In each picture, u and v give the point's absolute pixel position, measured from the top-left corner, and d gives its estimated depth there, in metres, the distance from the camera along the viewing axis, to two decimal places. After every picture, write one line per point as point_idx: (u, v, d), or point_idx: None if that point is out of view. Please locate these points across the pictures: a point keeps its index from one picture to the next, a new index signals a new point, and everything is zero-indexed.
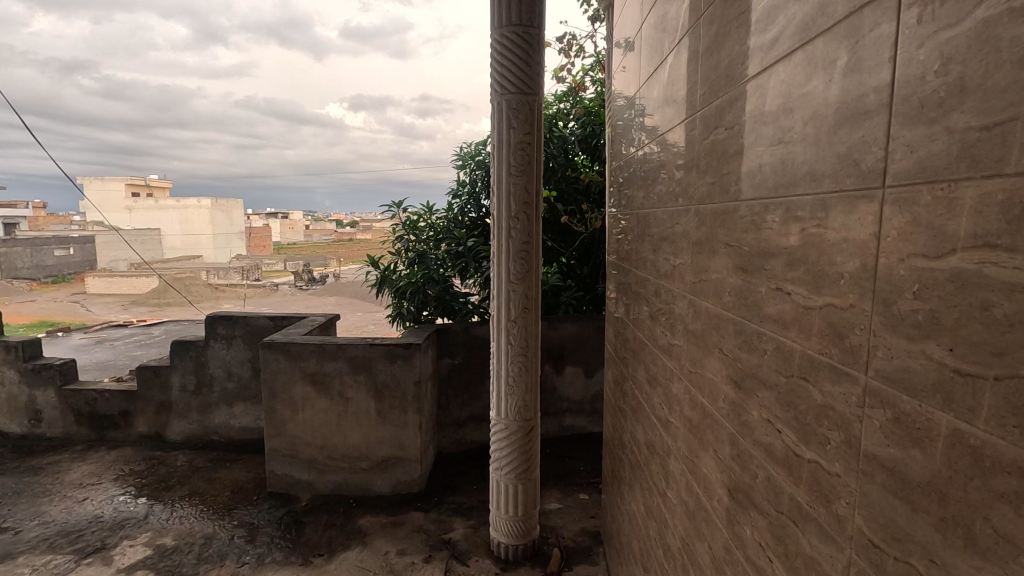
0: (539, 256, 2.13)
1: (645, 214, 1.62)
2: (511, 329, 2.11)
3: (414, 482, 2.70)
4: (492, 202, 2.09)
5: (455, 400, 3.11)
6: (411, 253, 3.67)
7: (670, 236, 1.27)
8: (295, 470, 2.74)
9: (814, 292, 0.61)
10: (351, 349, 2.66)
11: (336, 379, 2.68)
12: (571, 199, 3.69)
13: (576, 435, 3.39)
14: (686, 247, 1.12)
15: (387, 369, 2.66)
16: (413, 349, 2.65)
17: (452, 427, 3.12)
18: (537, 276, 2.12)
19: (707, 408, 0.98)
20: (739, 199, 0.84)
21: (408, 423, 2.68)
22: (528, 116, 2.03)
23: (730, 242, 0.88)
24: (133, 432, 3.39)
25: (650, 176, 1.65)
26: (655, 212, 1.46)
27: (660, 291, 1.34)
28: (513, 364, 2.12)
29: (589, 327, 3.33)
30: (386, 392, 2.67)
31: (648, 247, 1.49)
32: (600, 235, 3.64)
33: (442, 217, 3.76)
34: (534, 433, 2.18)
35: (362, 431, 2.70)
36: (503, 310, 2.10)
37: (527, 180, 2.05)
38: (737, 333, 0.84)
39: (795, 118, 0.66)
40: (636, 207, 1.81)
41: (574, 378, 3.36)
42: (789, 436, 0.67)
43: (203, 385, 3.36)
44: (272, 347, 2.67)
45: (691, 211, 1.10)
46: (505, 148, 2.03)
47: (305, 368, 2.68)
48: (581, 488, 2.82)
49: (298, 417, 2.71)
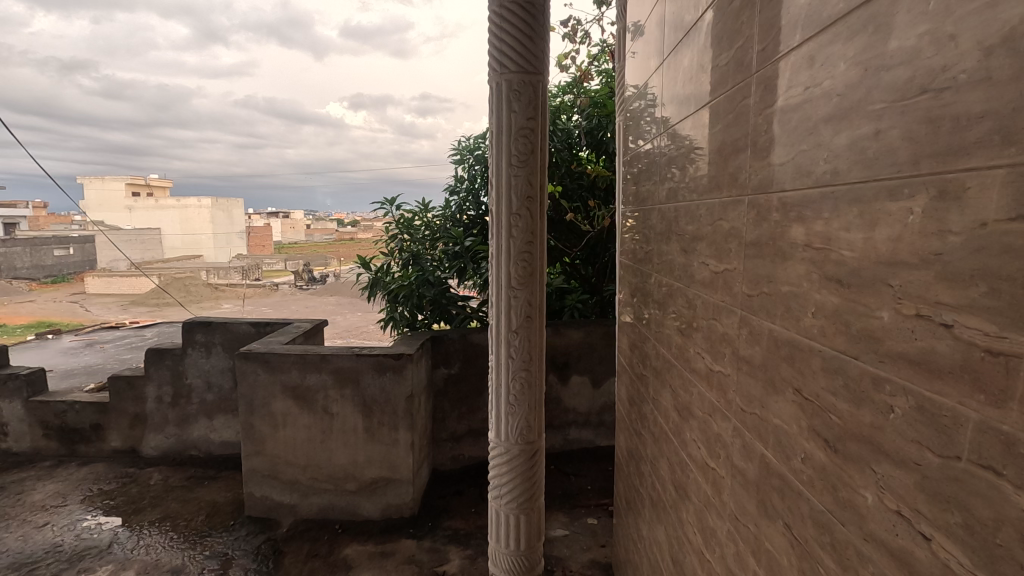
0: (543, 258, 1.88)
1: (667, 212, 1.38)
2: (513, 340, 1.86)
3: (406, 506, 2.47)
4: (491, 196, 1.84)
5: (452, 413, 2.87)
6: (405, 255, 3.42)
7: (707, 235, 1.03)
8: (275, 492, 2.50)
9: (1017, 328, 0.37)
10: (336, 361, 2.41)
11: (320, 393, 2.44)
12: (576, 195, 3.45)
13: (581, 450, 3.15)
14: (735, 250, 0.88)
15: (376, 382, 2.42)
16: (404, 360, 2.40)
17: (448, 442, 2.88)
18: (541, 280, 1.87)
19: (773, 465, 0.73)
20: (830, 185, 0.60)
21: (399, 441, 2.44)
22: (532, 97, 1.78)
23: (814, 244, 0.63)
24: (107, 446, 3.15)
25: (669, 168, 1.41)
26: (683, 207, 1.22)
27: (694, 302, 1.09)
28: (514, 381, 1.88)
29: (596, 333, 3.09)
30: (375, 408, 2.43)
31: (675, 250, 1.25)
32: (607, 234, 3.39)
33: (439, 215, 3.53)
34: (538, 456, 1.94)
35: (348, 450, 2.46)
36: (503, 320, 1.85)
37: (530, 171, 1.80)
38: (830, 374, 0.60)
39: (958, 50, 0.42)
40: (653, 205, 1.57)
41: (580, 388, 3.12)
42: (950, 553, 0.43)
43: (181, 396, 3.12)
44: (249, 358, 2.42)
45: (742, 203, 0.85)
46: (505, 135, 1.78)
47: (285, 381, 2.43)
48: (589, 512, 2.58)
49: (278, 435, 2.47)
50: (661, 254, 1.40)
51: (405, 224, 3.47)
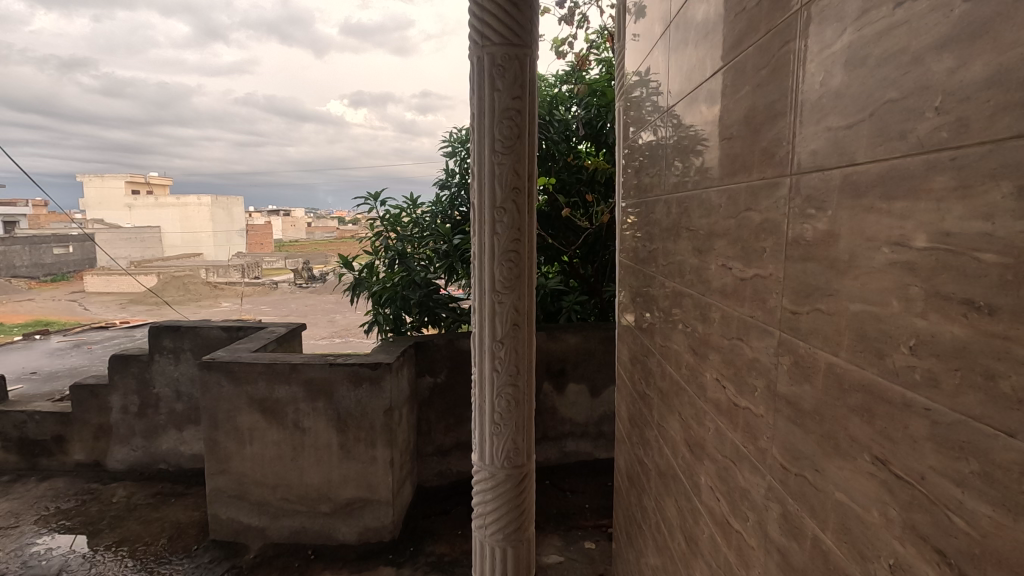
0: (532, 257, 1.66)
1: (674, 205, 1.16)
2: (498, 350, 1.64)
3: (385, 529, 2.25)
4: (472, 187, 1.62)
5: (438, 426, 2.65)
6: (391, 254, 3.19)
7: (728, 231, 0.80)
8: (242, 514, 2.28)
9: None
10: (308, 371, 2.19)
11: (290, 406, 2.22)
12: (574, 190, 3.24)
13: (578, 463, 2.93)
14: (772, 249, 0.65)
15: (351, 394, 2.20)
16: (382, 371, 2.18)
17: (434, 457, 2.66)
18: (529, 283, 1.65)
19: (833, 558, 0.52)
20: (948, 148, 0.38)
21: (377, 459, 2.22)
22: (518, 73, 1.55)
23: (914, 243, 0.41)
24: (69, 460, 2.94)
25: (675, 154, 1.19)
26: (694, 196, 0.99)
27: (712, 317, 0.87)
28: (500, 398, 1.65)
29: (595, 338, 2.87)
30: (351, 422, 2.21)
31: (685, 250, 1.03)
32: (607, 231, 3.17)
33: (428, 211, 3.31)
34: (527, 481, 1.72)
35: (322, 468, 2.24)
36: (487, 329, 1.63)
37: (516, 158, 1.58)
38: (946, 447, 0.38)
39: None
40: (656, 197, 1.36)
41: (578, 397, 2.90)
42: None
43: (148, 405, 2.90)
44: (212, 368, 2.21)
45: (783, 186, 0.63)
46: (488, 116, 1.56)
47: (252, 393, 2.22)
48: (586, 534, 2.36)
49: (245, 451, 2.25)
50: (667, 254, 1.18)
51: (391, 221, 3.23)
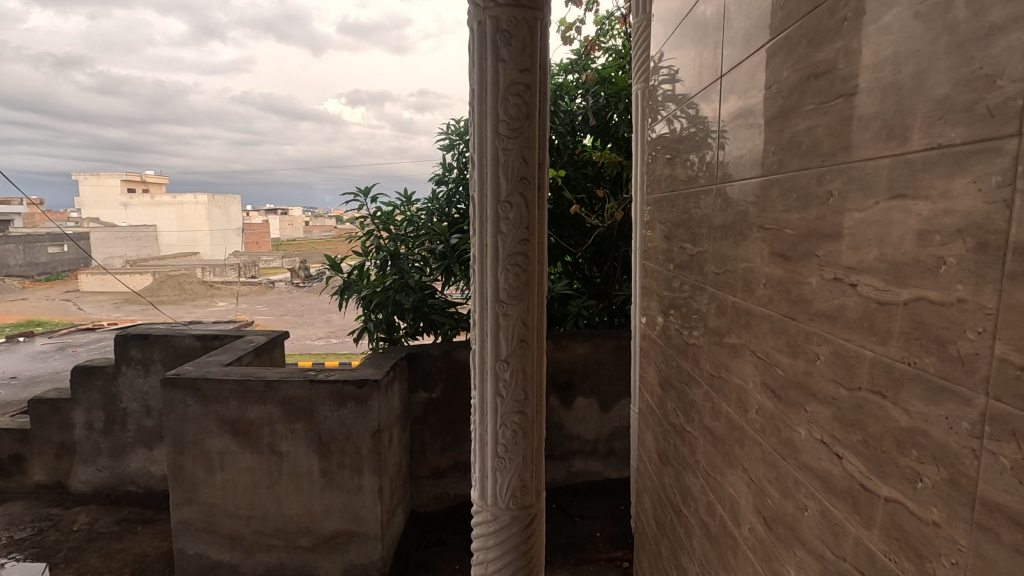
0: (542, 261, 1.41)
1: (732, 199, 0.90)
2: (502, 370, 1.38)
3: (373, 566, 1.99)
4: (472, 178, 1.36)
5: (434, 445, 2.39)
6: (384, 255, 2.92)
7: (849, 232, 0.55)
8: (212, 549, 2.02)
9: None
10: (285, 389, 1.94)
11: (265, 429, 1.96)
12: (580, 186, 2.99)
13: (588, 484, 2.68)
14: (967, 260, 0.40)
15: (334, 415, 1.94)
16: (369, 388, 1.93)
17: (428, 479, 2.41)
18: (539, 291, 1.40)
19: None
20: None
21: (363, 487, 1.97)
22: (527, 42, 1.30)
23: None
24: (29, 481, 2.67)
25: (733, 132, 0.94)
26: (772, 185, 0.74)
27: (811, 351, 0.62)
28: (504, 428, 1.40)
29: (605, 347, 2.62)
30: (334, 447, 1.96)
31: (756, 256, 0.77)
32: (618, 230, 2.92)
33: (423, 209, 3.05)
34: (536, 523, 1.46)
35: (302, 498, 1.99)
36: (489, 347, 1.38)
37: (524, 143, 1.33)
38: None
39: None
40: (700, 190, 1.11)
41: (587, 412, 2.65)
42: None
43: (115, 422, 2.65)
44: (177, 385, 1.95)
45: (999, 154, 0.38)
46: (490, 93, 1.30)
47: (222, 413, 1.96)
48: (599, 570, 2.11)
49: (214, 479, 1.99)
50: (721, 259, 0.93)
51: (383, 219, 2.97)
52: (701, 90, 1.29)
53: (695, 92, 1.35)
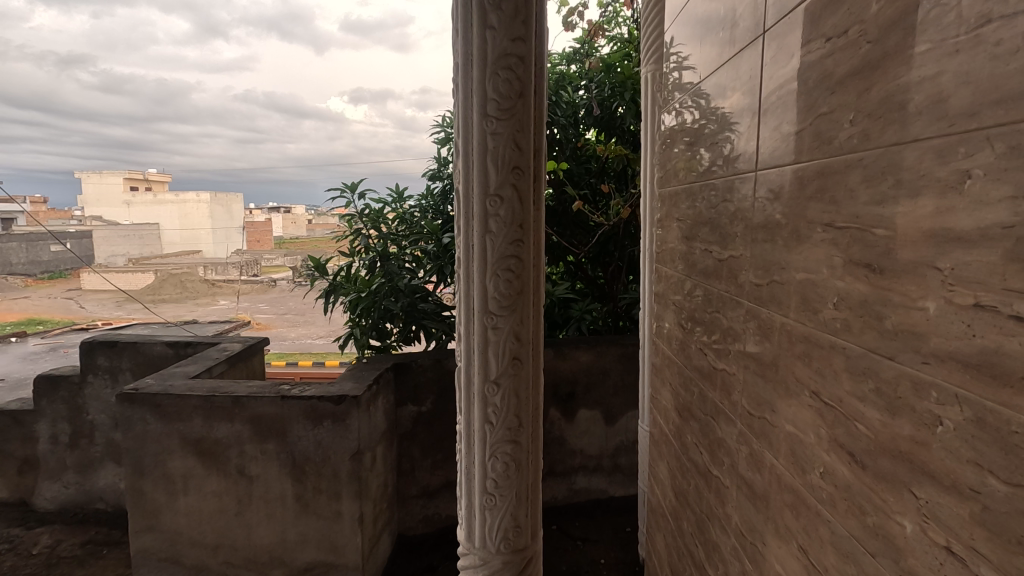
0: (538, 264, 1.20)
1: (781, 188, 0.70)
2: (492, 391, 1.18)
3: None
4: (456, 167, 1.16)
5: (424, 463, 2.19)
6: (372, 256, 2.71)
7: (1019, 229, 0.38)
8: None
9: None
10: (254, 405, 1.74)
11: (233, 450, 1.76)
12: (584, 181, 2.79)
13: (591, 502, 2.48)
14: None
15: (309, 434, 1.75)
16: (347, 405, 1.73)
17: (418, 500, 2.20)
18: (534, 300, 1.19)
19: None
20: None
21: (342, 514, 1.77)
22: (520, 5, 1.10)
23: None
24: None
25: (777, 104, 0.74)
26: (852, 165, 0.54)
27: (925, 413, 0.45)
28: (494, 460, 1.20)
29: (610, 355, 2.42)
30: (309, 469, 1.76)
31: (825, 264, 0.59)
32: (624, 228, 2.72)
33: (416, 206, 2.85)
34: (532, 567, 1.27)
35: (274, 525, 1.79)
36: (476, 365, 1.18)
37: (517, 126, 1.12)
38: None
39: None
40: (730, 180, 0.91)
41: (590, 426, 2.45)
42: None
43: (82, 435, 2.46)
44: (135, 401, 1.76)
45: None
46: (477, 66, 1.10)
47: (185, 432, 1.77)
48: None
49: (177, 504, 1.80)
50: (763, 267, 0.73)
51: (372, 216, 2.77)
52: (717, 64, 1.09)
53: (711, 68, 1.15)
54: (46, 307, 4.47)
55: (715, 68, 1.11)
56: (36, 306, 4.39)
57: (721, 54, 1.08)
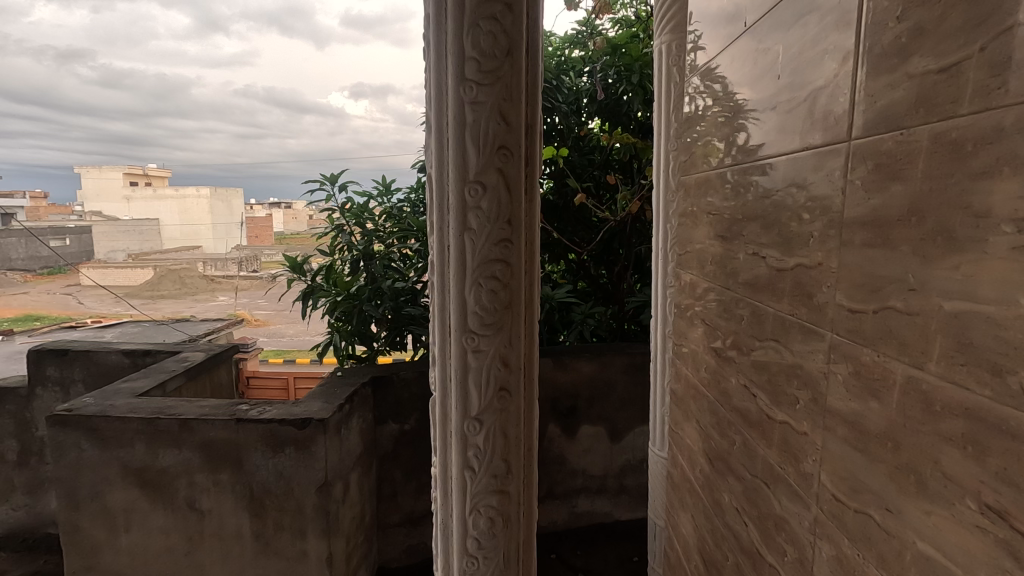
0: (530, 271, 0.95)
1: (926, 160, 0.47)
2: (473, 430, 0.94)
3: None
4: (428, 146, 0.92)
5: (407, 487, 1.95)
6: (355, 255, 2.45)
7: None
8: None
9: None
10: (205, 430, 1.50)
11: (181, 481, 1.53)
12: (586, 174, 2.52)
13: (593, 527, 2.25)
14: None
15: (268, 464, 1.51)
16: (312, 430, 1.49)
17: (400, 529, 1.96)
18: (525, 315, 0.94)
19: None
20: None
21: (308, 554, 1.53)
22: None
23: None
24: None
25: (903, 32, 0.50)
26: None
27: None
28: (475, 516, 0.96)
29: (616, 365, 2.18)
30: (268, 503, 1.53)
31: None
32: (631, 225, 2.48)
33: (405, 201, 2.60)
34: None
35: (229, 566, 1.56)
36: (453, 397, 0.94)
37: (504, 94, 0.88)
38: None
39: None
40: (797, 157, 0.67)
41: (593, 443, 2.21)
42: None
43: (32, 453, 2.22)
44: (67, 424, 1.52)
45: None
46: (452, 16, 0.86)
47: (126, 460, 1.53)
48: None
49: (119, 541, 1.56)
50: (893, 281, 0.50)
51: (355, 212, 2.50)
52: (754, 16, 0.84)
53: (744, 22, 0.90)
54: (48, 302, 3.30)
55: (750, 21, 0.86)
56: (37, 302, 3.21)
57: (761, 2, 0.83)
